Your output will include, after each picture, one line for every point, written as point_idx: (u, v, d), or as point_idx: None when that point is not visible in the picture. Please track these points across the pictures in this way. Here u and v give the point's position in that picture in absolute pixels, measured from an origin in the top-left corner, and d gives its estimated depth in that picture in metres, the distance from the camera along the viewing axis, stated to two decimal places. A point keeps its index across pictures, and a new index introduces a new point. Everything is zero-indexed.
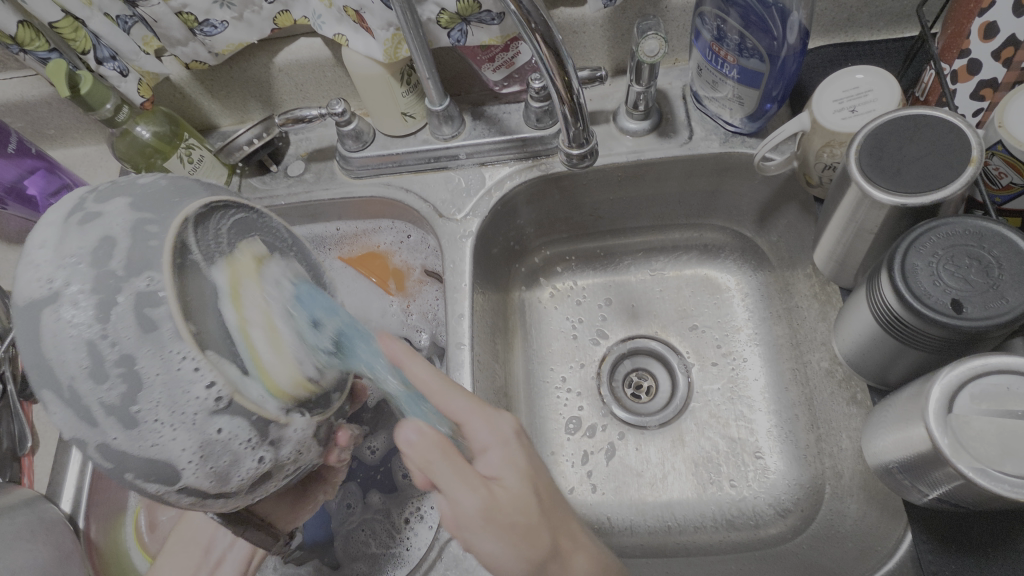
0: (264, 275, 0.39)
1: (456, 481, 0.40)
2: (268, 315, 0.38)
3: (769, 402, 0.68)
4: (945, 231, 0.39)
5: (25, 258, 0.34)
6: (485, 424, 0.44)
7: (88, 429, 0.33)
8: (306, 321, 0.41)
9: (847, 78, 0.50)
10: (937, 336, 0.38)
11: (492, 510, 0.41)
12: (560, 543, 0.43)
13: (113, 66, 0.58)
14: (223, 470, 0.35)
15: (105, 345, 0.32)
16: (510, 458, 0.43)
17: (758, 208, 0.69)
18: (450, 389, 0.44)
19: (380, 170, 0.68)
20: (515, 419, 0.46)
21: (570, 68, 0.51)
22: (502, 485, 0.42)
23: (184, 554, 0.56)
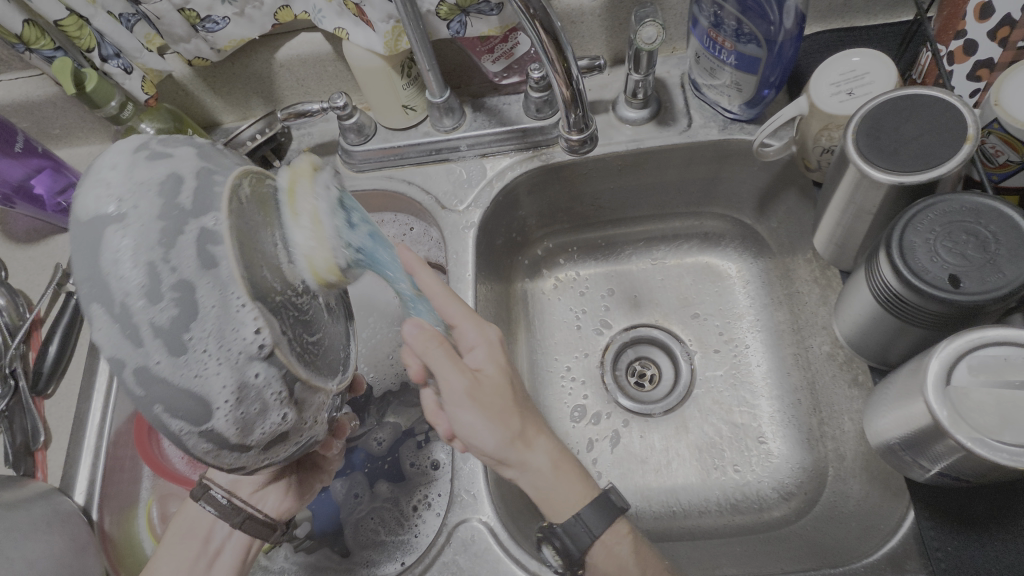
0: (316, 180, 0.42)
1: (444, 362, 0.44)
2: (317, 211, 0.40)
3: (771, 387, 0.69)
4: (943, 208, 0.40)
5: (95, 177, 0.34)
6: (479, 326, 0.48)
7: (133, 351, 0.33)
8: (345, 220, 0.43)
9: (844, 61, 0.50)
10: (936, 311, 0.39)
11: (473, 394, 0.44)
12: (527, 429, 0.46)
13: (118, 64, 0.59)
14: (251, 418, 0.36)
15: (166, 270, 0.33)
16: (495, 355, 0.47)
17: (758, 195, 0.70)
18: (451, 296, 0.48)
19: (382, 163, 0.68)
20: (499, 330, 0.49)
21: (570, 54, 0.51)
22: (486, 374, 0.46)
23: (182, 547, 0.55)
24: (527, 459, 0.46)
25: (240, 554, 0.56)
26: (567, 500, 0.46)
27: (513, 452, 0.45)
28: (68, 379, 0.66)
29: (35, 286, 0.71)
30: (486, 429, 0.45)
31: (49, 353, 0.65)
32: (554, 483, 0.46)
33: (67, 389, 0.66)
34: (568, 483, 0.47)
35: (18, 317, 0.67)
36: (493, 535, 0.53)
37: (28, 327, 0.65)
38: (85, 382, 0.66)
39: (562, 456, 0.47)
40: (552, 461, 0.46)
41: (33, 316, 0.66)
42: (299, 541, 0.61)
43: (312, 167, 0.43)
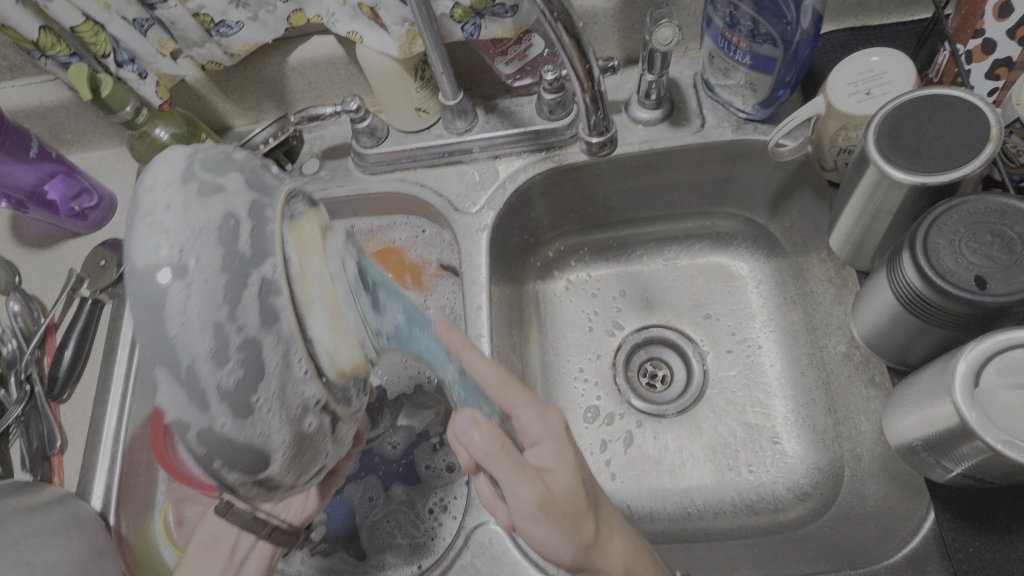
0: (326, 252, 0.38)
1: (509, 467, 0.42)
2: (332, 292, 0.37)
3: (785, 387, 0.68)
4: (967, 208, 0.40)
5: (146, 221, 0.32)
6: (542, 421, 0.45)
7: (198, 414, 0.32)
8: (372, 304, 0.43)
9: (862, 61, 0.50)
10: (961, 312, 0.39)
11: (545, 500, 0.42)
12: (602, 537, 0.45)
13: (133, 69, 0.59)
14: (304, 462, 0.38)
15: (232, 329, 0.32)
16: (561, 452, 0.44)
17: (771, 194, 0.70)
18: (508, 384, 0.45)
19: (394, 166, 0.68)
20: (565, 419, 0.46)
21: (590, 54, 0.51)
22: (554, 478, 0.44)
23: (207, 560, 0.55)
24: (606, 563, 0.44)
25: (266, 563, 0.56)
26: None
27: (588, 561, 0.44)
28: (83, 383, 0.66)
29: (49, 291, 0.71)
30: (561, 538, 0.43)
31: (65, 357, 0.65)
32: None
33: (82, 393, 0.66)
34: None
35: (33, 322, 0.67)
36: (510, 538, 0.53)
37: (43, 331, 0.65)
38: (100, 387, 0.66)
39: (643, 556, 0.46)
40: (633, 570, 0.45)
41: (47, 321, 0.66)
42: (315, 544, 0.61)
43: (316, 231, 0.38)
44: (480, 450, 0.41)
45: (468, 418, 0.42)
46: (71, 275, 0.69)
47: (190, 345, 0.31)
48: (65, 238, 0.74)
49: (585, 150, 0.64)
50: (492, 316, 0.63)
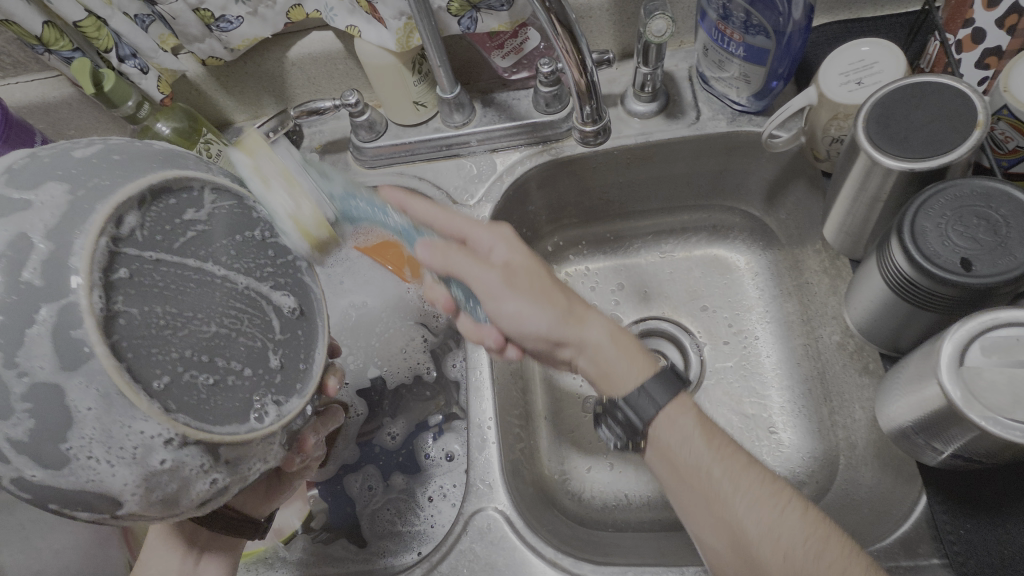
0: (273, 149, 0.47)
1: (469, 264, 0.48)
2: (283, 169, 0.46)
3: (781, 377, 0.69)
4: (954, 192, 0.40)
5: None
6: (485, 240, 0.51)
7: (3, 464, 0.32)
8: (319, 179, 0.52)
9: (853, 51, 0.51)
10: (948, 295, 0.39)
11: (508, 279, 0.49)
12: (574, 314, 0.50)
13: (135, 64, 0.59)
14: (171, 496, 0.35)
15: (14, 375, 0.30)
16: (514, 246, 0.51)
17: (767, 186, 0.70)
18: (451, 213, 0.52)
19: (393, 160, 0.69)
20: (509, 230, 0.53)
21: (585, 45, 0.52)
22: (515, 263, 0.50)
23: (168, 547, 0.49)
24: (585, 347, 0.50)
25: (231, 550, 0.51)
26: (626, 379, 0.49)
27: (569, 329, 0.49)
28: None
29: None
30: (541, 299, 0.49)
31: None
32: (612, 360, 0.50)
33: None
34: (618, 357, 0.49)
35: None
36: (508, 523, 0.54)
37: None
38: None
39: (617, 345, 0.50)
40: (607, 342, 0.49)
41: None
42: (316, 534, 0.62)
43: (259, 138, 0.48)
44: (438, 262, 0.48)
45: (429, 246, 0.48)
46: None
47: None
48: None
49: (581, 142, 0.66)
50: None
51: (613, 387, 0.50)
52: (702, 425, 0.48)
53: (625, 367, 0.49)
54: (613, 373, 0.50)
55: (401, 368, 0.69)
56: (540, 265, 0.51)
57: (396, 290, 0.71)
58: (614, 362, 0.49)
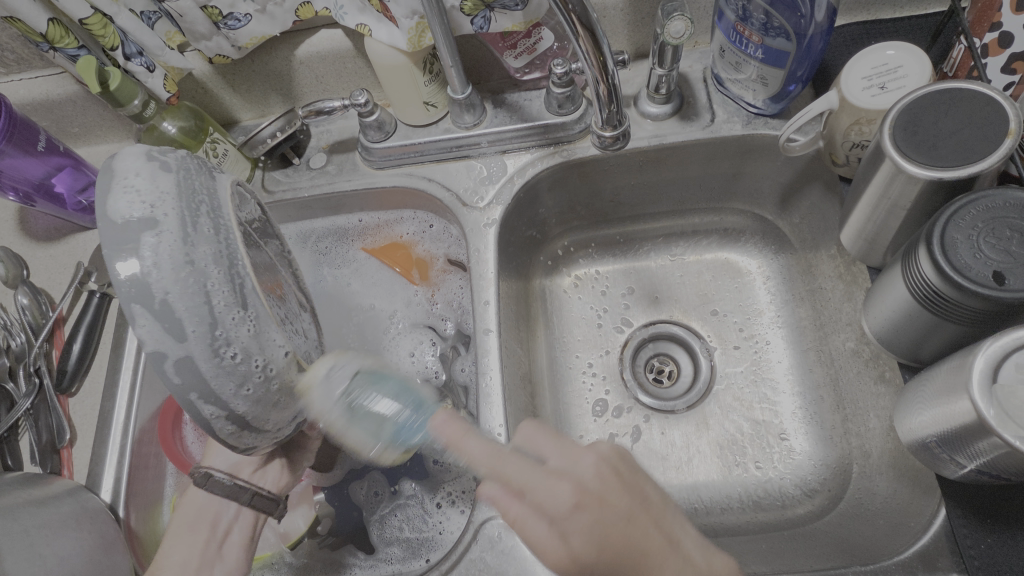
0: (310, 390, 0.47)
1: (534, 528, 0.46)
2: (334, 425, 0.48)
3: (792, 384, 0.68)
4: (985, 203, 0.39)
5: (123, 186, 0.38)
6: (554, 496, 0.45)
7: (175, 344, 0.38)
8: (375, 426, 0.48)
9: (878, 54, 0.49)
10: (978, 308, 0.38)
11: (571, 528, 0.45)
12: (647, 556, 0.45)
13: (141, 62, 0.58)
14: (270, 407, 0.43)
15: (208, 270, 0.38)
16: (586, 523, 0.45)
17: (780, 190, 0.69)
18: (503, 456, 0.47)
19: (402, 161, 0.68)
20: (574, 490, 0.46)
21: (607, 49, 0.50)
22: (587, 554, 0.44)
23: (191, 533, 0.53)
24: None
25: (251, 533, 0.55)
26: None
27: None
28: (91, 376, 0.67)
29: (57, 285, 0.71)
30: (603, 533, 0.45)
31: (73, 351, 0.65)
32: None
33: (91, 387, 0.66)
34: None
35: (42, 316, 0.68)
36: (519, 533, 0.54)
37: (51, 325, 0.66)
38: (109, 379, 0.66)
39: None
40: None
41: (56, 315, 0.66)
42: (322, 538, 0.62)
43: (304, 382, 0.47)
44: (512, 512, 0.47)
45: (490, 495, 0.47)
46: (80, 269, 0.70)
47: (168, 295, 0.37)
48: (72, 231, 0.74)
49: (597, 143, 0.64)
50: (500, 311, 0.63)
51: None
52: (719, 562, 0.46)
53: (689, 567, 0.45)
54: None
55: (409, 372, 0.68)
56: (631, 520, 0.45)
57: (404, 292, 0.71)
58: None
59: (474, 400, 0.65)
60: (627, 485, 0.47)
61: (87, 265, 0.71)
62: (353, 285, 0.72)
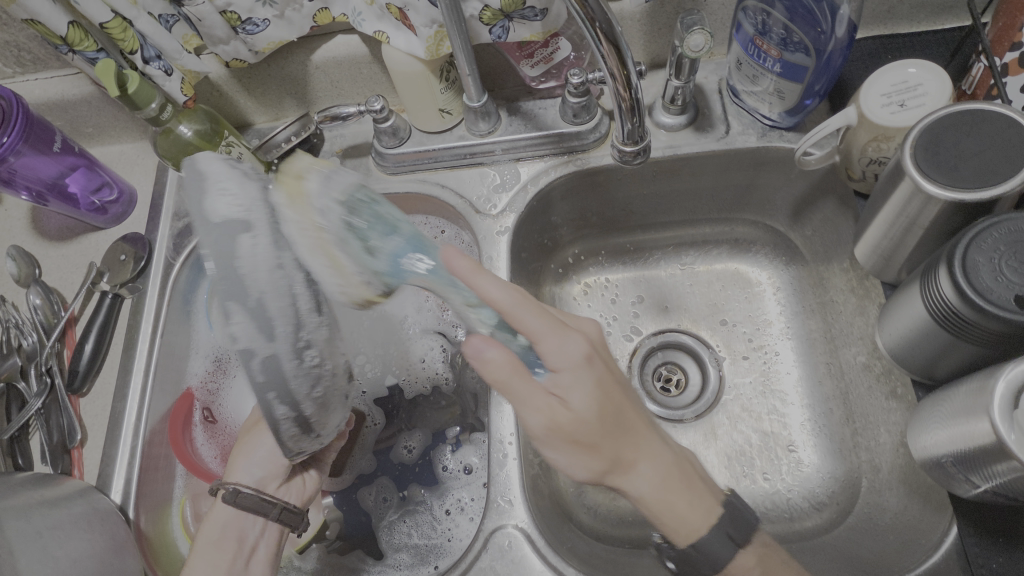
0: (309, 195, 0.43)
1: (528, 385, 0.39)
2: (318, 231, 0.42)
3: (802, 396, 0.68)
4: (1007, 226, 0.39)
5: (219, 186, 0.39)
6: (563, 346, 0.41)
7: (265, 342, 0.38)
8: (361, 246, 0.44)
9: (898, 72, 0.49)
10: (998, 331, 0.38)
11: (575, 387, 0.40)
12: (635, 429, 0.43)
13: (159, 66, 0.59)
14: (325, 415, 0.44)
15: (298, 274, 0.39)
16: (585, 382, 0.40)
17: (793, 201, 0.69)
18: (523, 308, 0.40)
19: (415, 167, 0.68)
20: (586, 342, 0.41)
21: (632, 63, 0.45)
22: (580, 418, 0.40)
23: (216, 552, 0.51)
24: (636, 491, 0.43)
25: (275, 550, 0.54)
26: (695, 519, 0.44)
27: (608, 481, 0.43)
28: (103, 377, 0.67)
29: (69, 285, 0.71)
30: (606, 398, 0.41)
31: (85, 351, 0.66)
32: (685, 515, 0.44)
33: (102, 387, 0.66)
34: (693, 509, 0.44)
35: (53, 315, 0.68)
36: (529, 542, 0.54)
37: (64, 325, 0.66)
38: (120, 380, 0.66)
39: (670, 479, 0.44)
40: (666, 486, 0.43)
41: (68, 315, 0.67)
42: (330, 542, 0.62)
43: (295, 175, 0.44)
44: (502, 371, 0.39)
45: (486, 343, 0.39)
46: (92, 269, 0.70)
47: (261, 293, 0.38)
48: (84, 231, 0.74)
49: (616, 159, 0.55)
50: None
51: (690, 536, 0.44)
52: (679, 468, 0.44)
53: (668, 452, 0.44)
54: (676, 507, 0.44)
55: (420, 377, 0.68)
56: (627, 393, 0.43)
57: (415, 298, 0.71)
58: (688, 513, 0.44)
59: (483, 407, 0.65)
60: (621, 362, 0.45)
61: (100, 265, 0.71)
62: None
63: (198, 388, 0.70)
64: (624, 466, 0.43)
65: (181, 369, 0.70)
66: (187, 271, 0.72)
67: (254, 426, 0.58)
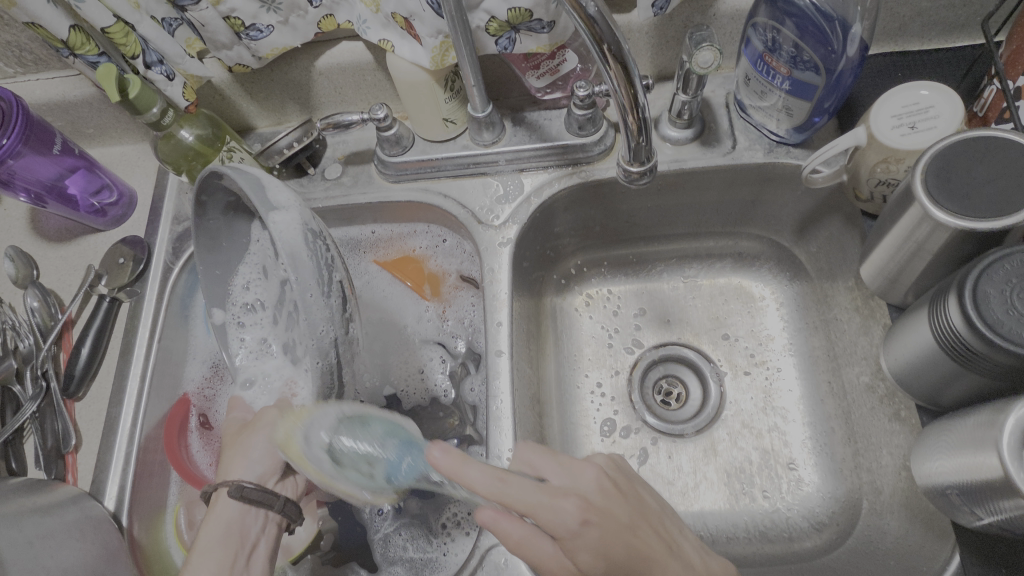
0: (304, 420, 0.44)
1: (545, 548, 0.42)
2: (320, 472, 0.43)
3: (803, 414, 0.68)
4: (1020, 258, 0.39)
5: (259, 186, 0.44)
6: (558, 516, 0.40)
7: (322, 301, 0.41)
8: (355, 462, 0.44)
9: (910, 93, 0.49)
10: (1009, 365, 0.38)
11: (585, 551, 0.41)
12: (650, 569, 0.42)
13: (161, 71, 0.58)
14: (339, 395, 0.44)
15: (321, 260, 0.43)
16: (595, 539, 0.41)
17: (799, 218, 0.68)
18: (506, 479, 0.40)
19: (418, 175, 0.68)
20: (581, 502, 0.41)
21: (636, 78, 0.43)
22: (595, 570, 0.41)
23: (217, 553, 0.44)
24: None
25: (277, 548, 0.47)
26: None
27: None
28: (99, 381, 0.66)
29: (66, 286, 0.70)
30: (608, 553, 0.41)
31: (81, 355, 0.65)
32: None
33: (98, 392, 0.66)
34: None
35: (50, 318, 0.67)
36: (525, 560, 0.53)
37: (60, 328, 0.66)
38: (115, 386, 0.65)
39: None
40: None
41: (65, 318, 0.66)
42: (324, 554, 0.61)
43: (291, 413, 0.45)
44: (514, 538, 0.42)
45: (495, 520, 0.41)
46: (90, 271, 0.69)
47: (297, 272, 0.41)
48: (83, 233, 0.73)
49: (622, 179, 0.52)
50: (512, 332, 0.63)
51: None
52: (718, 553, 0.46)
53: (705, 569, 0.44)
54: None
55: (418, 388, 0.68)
56: (637, 540, 0.42)
57: (415, 307, 0.70)
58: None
59: (482, 419, 0.65)
60: (625, 496, 0.43)
61: (98, 268, 0.70)
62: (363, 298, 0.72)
63: (195, 394, 0.69)
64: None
65: (178, 374, 0.69)
66: (186, 275, 0.71)
67: (241, 427, 0.49)
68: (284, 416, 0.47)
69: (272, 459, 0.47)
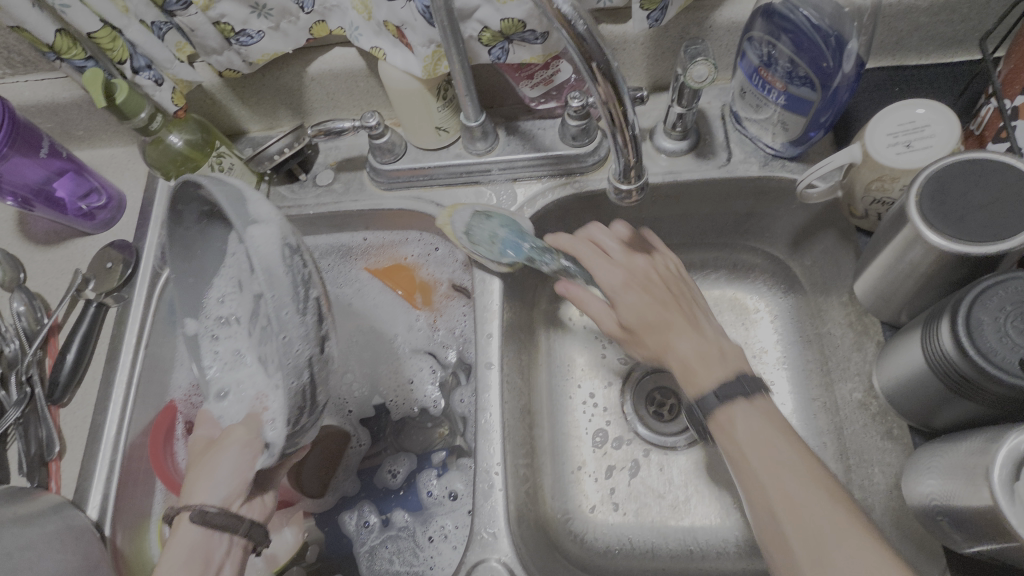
0: (451, 221, 0.62)
1: (593, 301, 0.59)
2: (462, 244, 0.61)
3: (796, 428, 0.67)
4: (1014, 285, 0.38)
5: (239, 197, 0.43)
6: (605, 272, 0.58)
7: (288, 321, 0.40)
8: (489, 241, 0.60)
9: (906, 111, 0.48)
10: (999, 393, 0.37)
11: (624, 288, 0.57)
12: (749, 463, 0.46)
13: (149, 75, 0.57)
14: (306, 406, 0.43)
15: (299, 280, 0.42)
16: (630, 281, 0.57)
17: (794, 231, 0.68)
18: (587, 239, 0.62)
19: (410, 183, 0.67)
20: (624, 271, 0.58)
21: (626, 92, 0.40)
22: (623, 302, 0.56)
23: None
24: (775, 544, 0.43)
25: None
26: (704, 378, 0.50)
27: (669, 357, 0.53)
28: (84, 388, 0.65)
29: (53, 290, 0.70)
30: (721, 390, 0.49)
31: (67, 361, 0.64)
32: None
33: (84, 398, 0.65)
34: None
35: (35, 322, 0.66)
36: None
37: (46, 333, 0.65)
38: (101, 392, 0.65)
39: (812, 539, 0.40)
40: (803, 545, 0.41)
41: (51, 323, 0.65)
42: (309, 565, 0.61)
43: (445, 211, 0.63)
44: (576, 295, 0.59)
45: (569, 286, 0.59)
46: (77, 276, 0.68)
47: (273, 290, 0.40)
48: (71, 236, 0.73)
49: (612, 198, 0.48)
50: (503, 344, 0.62)
51: (693, 387, 0.51)
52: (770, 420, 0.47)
53: (823, 510, 0.41)
54: (837, 569, 0.39)
55: (408, 397, 0.67)
56: (763, 441, 0.46)
57: (405, 316, 0.70)
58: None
59: (472, 430, 0.64)
60: (679, 298, 0.57)
61: (85, 272, 0.69)
62: (353, 306, 0.71)
63: (181, 401, 0.69)
64: (666, 357, 0.54)
65: (165, 381, 0.69)
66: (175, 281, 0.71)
67: (208, 446, 0.47)
68: (254, 434, 0.45)
69: (240, 480, 0.45)
